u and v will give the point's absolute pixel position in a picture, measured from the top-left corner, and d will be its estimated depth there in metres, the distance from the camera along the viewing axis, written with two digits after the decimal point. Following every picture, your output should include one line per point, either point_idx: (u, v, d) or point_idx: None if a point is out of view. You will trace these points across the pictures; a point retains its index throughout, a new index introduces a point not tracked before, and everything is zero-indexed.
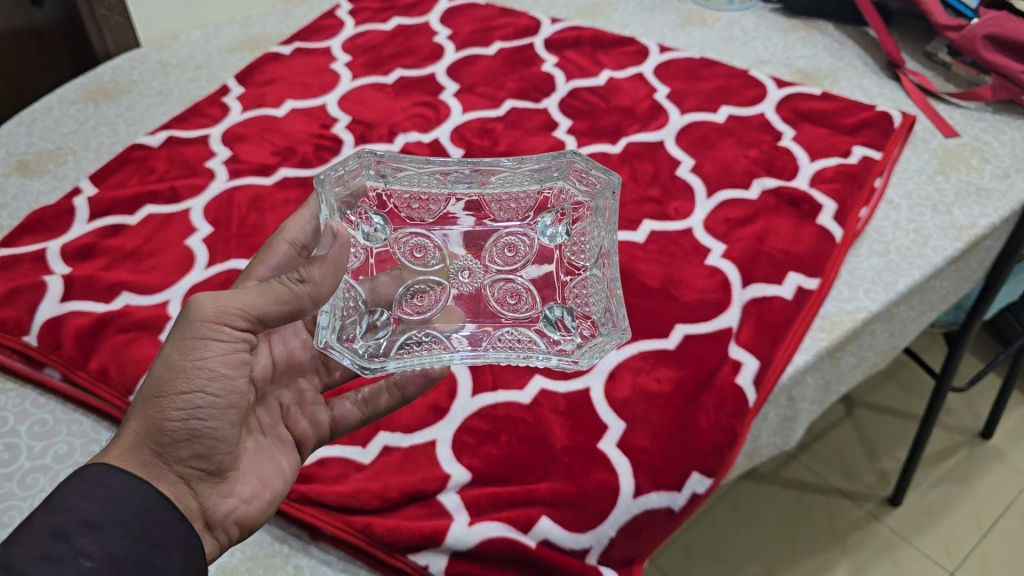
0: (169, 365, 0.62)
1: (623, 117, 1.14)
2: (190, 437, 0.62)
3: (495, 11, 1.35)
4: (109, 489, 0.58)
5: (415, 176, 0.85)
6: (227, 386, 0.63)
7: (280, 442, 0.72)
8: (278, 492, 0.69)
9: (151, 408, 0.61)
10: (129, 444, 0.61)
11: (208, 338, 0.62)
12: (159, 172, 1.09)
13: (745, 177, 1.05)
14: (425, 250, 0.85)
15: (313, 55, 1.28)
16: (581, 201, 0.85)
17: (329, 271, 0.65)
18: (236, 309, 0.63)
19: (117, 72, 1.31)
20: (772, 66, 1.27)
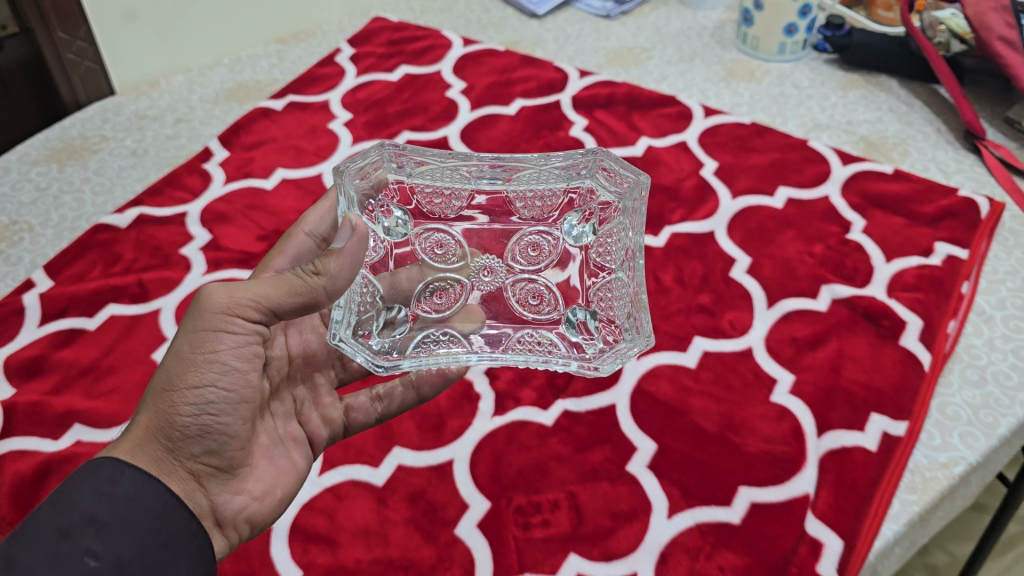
0: (180, 360, 0.60)
1: (666, 199, 0.98)
2: (202, 434, 0.61)
3: (516, 60, 1.20)
4: (117, 487, 0.57)
5: (439, 171, 0.79)
6: (239, 381, 0.62)
7: (293, 439, 0.70)
8: (288, 488, 0.68)
9: (162, 404, 0.60)
10: (140, 439, 0.60)
11: (220, 332, 0.61)
12: (126, 260, 0.93)
13: (811, 280, 0.89)
14: (447, 246, 0.80)
15: (309, 112, 1.12)
16: (610, 201, 0.78)
17: (345, 266, 0.63)
18: (249, 302, 0.61)
19: (86, 126, 1.15)
20: (832, 133, 1.11)
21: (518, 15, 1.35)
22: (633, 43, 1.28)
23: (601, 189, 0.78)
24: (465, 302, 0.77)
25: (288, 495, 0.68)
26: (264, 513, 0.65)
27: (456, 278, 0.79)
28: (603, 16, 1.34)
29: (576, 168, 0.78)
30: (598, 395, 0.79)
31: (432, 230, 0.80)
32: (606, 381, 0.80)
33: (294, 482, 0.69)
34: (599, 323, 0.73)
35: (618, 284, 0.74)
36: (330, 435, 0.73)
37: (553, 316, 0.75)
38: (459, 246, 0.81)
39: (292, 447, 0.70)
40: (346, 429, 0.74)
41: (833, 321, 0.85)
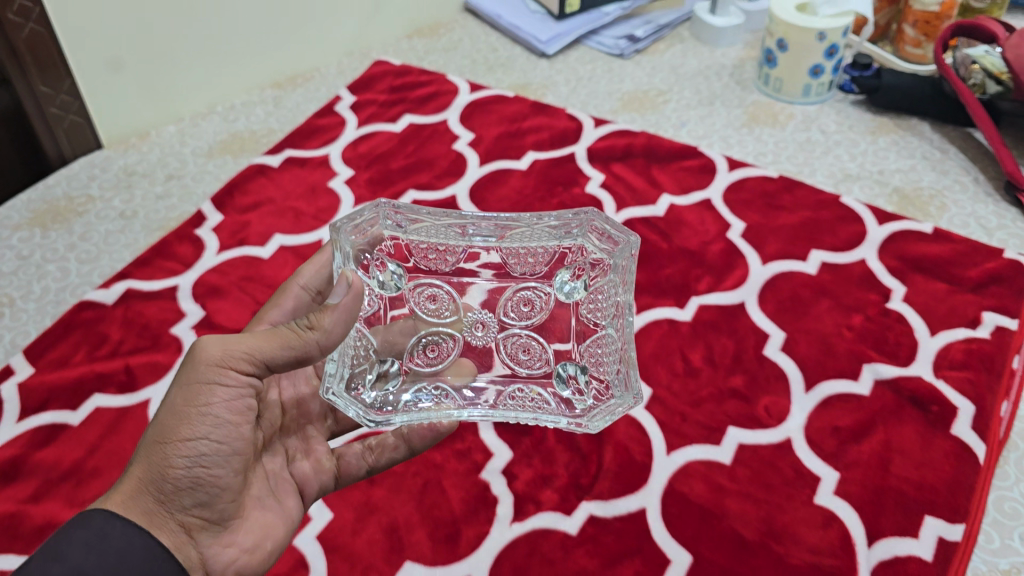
0: (174, 411, 0.57)
1: (691, 265, 0.92)
2: (194, 487, 0.57)
3: (526, 108, 1.14)
4: (109, 540, 0.53)
5: (432, 226, 0.74)
6: (234, 433, 0.59)
7: (285, 493, 0.66)
8: (280, 542, 0.64)
9: (155, 456, 0.56)
10: (129, 491, 0.56)
11: (216, 383, 0.58)
12: (112, 342, 0.86)
13: (851, 358, 0.83)
14: (440, 300, 0.76)
15: (307, 168, 1.06)
16: (601, 259, 0.73)
17: (341, 321, 0.60)
18: (245, 354, 0.58)
19: (72, 185, 1.08)
20: (863, 184, 1.05)
21: (527, 54, 1.29)
22: (648, 85, 1.22)
23: (591, 246, 0.73)
24: (458, 356, 0.74)
25: (279, 550, 0.64)
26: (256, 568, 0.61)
27: (449, 333, 0.75)
28: (615, 55, 1.28)
29: (566, 225, 0.73)
30: (625, 497, 0.73)
31: (427, 284, 0.76)
32: (633, 480, 0.74)
33: (285, 537, 0.65)
34: (589, 380, 0.70)
35: (607, 341, 0.70)
36: (320, 490, 0.69)
37: (544, 370, 0.73)
38: (452, 299, 0.77)
39: (283, 501, 0.66)
40: (336, 484, 0.70)
41: (877, 407, 0.79)
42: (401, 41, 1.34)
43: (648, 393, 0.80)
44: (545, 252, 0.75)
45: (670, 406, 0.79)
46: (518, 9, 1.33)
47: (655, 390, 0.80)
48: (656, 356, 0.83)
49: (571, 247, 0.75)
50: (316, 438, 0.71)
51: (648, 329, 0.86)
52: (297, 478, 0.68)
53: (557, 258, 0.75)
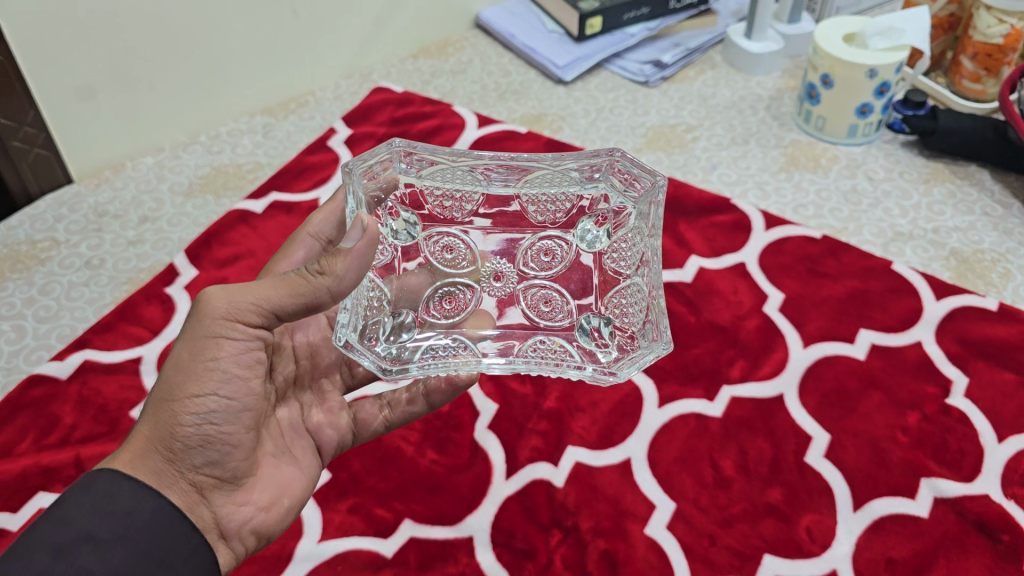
0: (180, 369, 0.58)
1: (722, 344, 0.81)
2: (204, 443, 0.58)
3: (540, 147, 1.03)
4: (116, 502, 0.54)
5: (452, 170, 0.71)
6: (243, 388, 0.59)
7: (301, 447, 0.66)
8: (298, 496, 0.64)
9: (163, 415, 0.57)
10: (140, 449, 0.57)
11: (221, 340, 0.58)
12: (64, 425, 0.76)
13: (906, 470, 0.71)
14: (458, 252, 0.72)
15: (294, 215, 0.96)
16: (626, 207, 0.70)
17: (353, 267, 0.58)
18: (250, 308, 0.58)
19: (35, 226, 0.98)
20: (917, 244, 0.93)
21: (542, 79, 1.17)
22: (675, 118, 1.11)
23: (615, 193, 0.70)
24: (476, 307, 0.70)
25: (297, 503, 0.64)
26: (271, 523, 0.62)
27: (466, 285, 0.71)
28: (640, 82, 1.16)
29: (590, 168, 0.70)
30: None
31: (444, 233, 0.72)
32: None
33: (303, 491, 0.65)
34: (613, 330, 0.65)
35: (632, 289, 0.66)
36: (338, 443, 0.69)
37: (567, 322, 0.68)
38: (469, 249, 0.73)
39: (300, 456, 0.66)
40: (355, 439, 0.70)
41: (937, 535, 0.68)
42: (405, 61, 1.22)
43: (671, 508, 0.69)
44: (568, 201, 0.72)
45: (697, 526, 0.68)
46: (534, 27, 1.21)
47: (680, 504, 0.70)
48: (681, 461, 0.72)
49: (595, 196, 0.71)
50: (333, 393, 0.71)
51: (672, 424, 0.75)
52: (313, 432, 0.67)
53: (580, 207, 0.72)
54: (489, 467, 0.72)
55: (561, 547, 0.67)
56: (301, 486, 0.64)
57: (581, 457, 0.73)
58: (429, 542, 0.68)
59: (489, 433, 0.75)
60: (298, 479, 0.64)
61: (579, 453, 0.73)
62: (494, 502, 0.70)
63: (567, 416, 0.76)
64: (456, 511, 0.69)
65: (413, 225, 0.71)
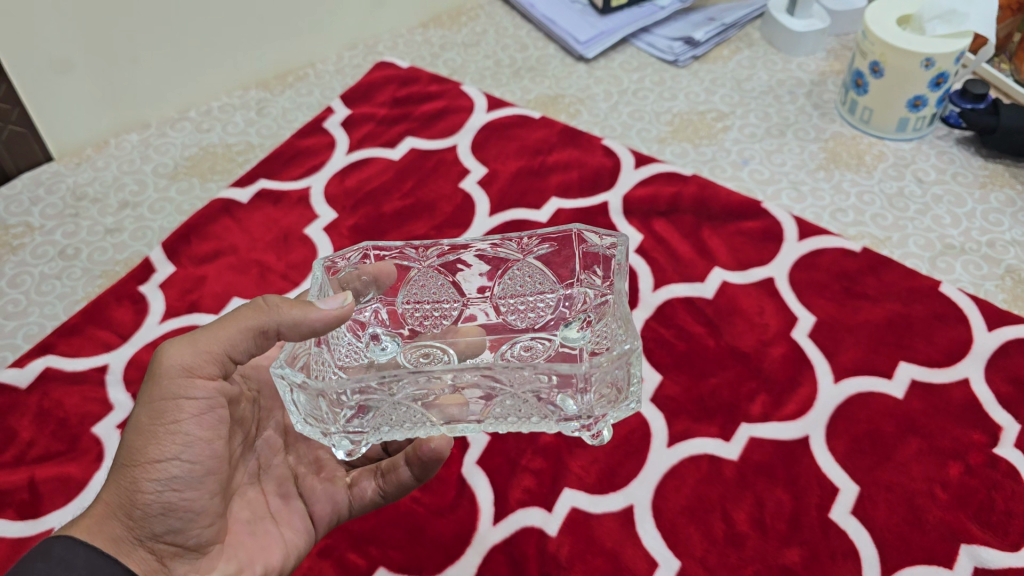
0: (138, 431, 0.51)
1: (743, 375, 0.73)
2: (164, 511, 0.51)
3: (553, 135, 0.95)
4: (71, 572, 0.47)
5: (423, 278, 0.63)
6: (207, 451, 0.52)
7: (286, 512, 0.58)
8: (277, 565, 0.56)
9: (122, 481, 0.51)
10: (97, 516, 0.50)
11: (180, 397, 0.51)
12: (20, 442, 0.71)
13: (944, 534, 0.63)
14: (435, 357, 0.62)
15: (283, 207, 0.89)
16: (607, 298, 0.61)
17: (317, 327, 0.52)
18: (208, 359, 0.52)
19: (9, 208, 0.91)
20: (969, 258, 0.83)
21: (562, 56, 1.07)
22: (705, 104, 1.01)
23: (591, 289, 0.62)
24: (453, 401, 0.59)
25: (276, 573, 0.56)
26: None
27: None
28: (669, 62, 1.06)
29: (555, 261, 0.62)
30: None
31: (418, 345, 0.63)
32: None
33: (286, 560, 0.57)
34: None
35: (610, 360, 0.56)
36: (332, 512, 0.60)
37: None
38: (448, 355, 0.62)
39: (283, 523, 0.58)
40: (351, 509, 0.60)
41: None
42: (414, 31, 1.12)
43: (675, 567, 0.62)
44: (548, 302, 0.63)
45: None
46: None
47: (685, 563, 0.63)
48: (689, 511, 0.65)
49: (575, 293, 0.63)
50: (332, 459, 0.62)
51: (681, 467, 0.67)
52: (303, 497, 0.59)
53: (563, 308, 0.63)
54: (475, 509, 0.66)
55: None
56: (282, 555, 0.56)
57: (578, 502, 0.66)
58: None
59: (478, 470, 0.68)
60: (279, 546, 0.56)
61: (576, 497, 0.66)
62: (478, 552, 0.63)
63: (564, 453, 0.68)
64: (436, 561, 0.63)
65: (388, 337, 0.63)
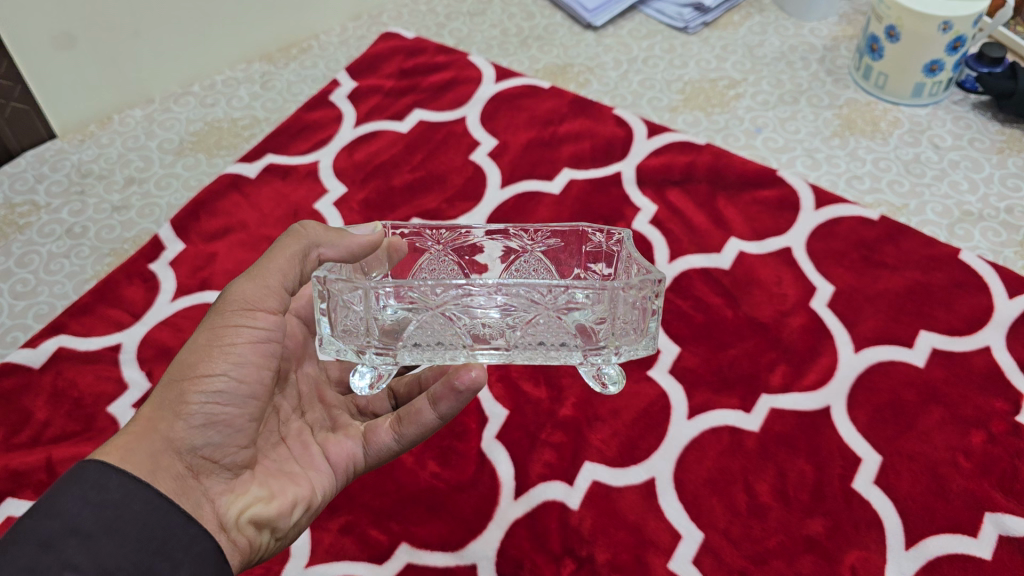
0: (194, 349, 0.51)
1: (763, 346, 0.72)
2: (207, 424, 0.50)
3: (564, 105, 0.93)
4: (106, 495, 0.45)
5: (436, 263, 0.62)
6: (256, 376, 0.52)
7: (312, 453, 0.58)
8: (305, 497, 0.55)
9: (168, 396, 0.50)
10: (138, 428, 0.49)
11: (241, 324, 0.51)
12: (37, 423, 0.71)
13: (967, 503, 0.63)
14: None
15: (291, 182, 0.88)
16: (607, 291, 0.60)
17: (354, 251, 0.55)
18: (270, 291, 0.52)
19: (14, 186, 0.89)
20: (986, 224, 0.82)
21: (570, 23, 1.05)
22: (717, 71, 0.99)
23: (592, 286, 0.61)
24: None
25: (303, 505, 0.55)
26: (273, 519, 0.53)
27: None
28: (679, 29, 1.04)
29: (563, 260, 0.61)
30: None
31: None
32: None
33: (313, 495, 0.56)
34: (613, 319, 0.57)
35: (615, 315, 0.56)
36: (351, 458, 0.59)
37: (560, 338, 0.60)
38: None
39: (308, 464, 0.57)
40: (367, 458, 0.59)
41: None
42: None
43: (699, 539, 0.62)
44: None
45: (727, 560, 0.61)
46: None
47: (708, 535, 0.62)
48: (711, 483, 0.65)
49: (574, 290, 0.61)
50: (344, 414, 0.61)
51: (702, 439, 0.67)
52: (324, 442, 0.58)
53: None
54: (496, 485, 0.65)
55: None
56: (307, 489, 0.56)
57: (599, 476, 0.65)
58: (427, 569, 0.62)
59: (496, 450, 0.67)
60: (304, 480, 0.56)
61: (597, 470, 0.66)
62: (501, 526, 0.63)
63: (585, 427, 0.68)
64: (458, 537, 0.63)
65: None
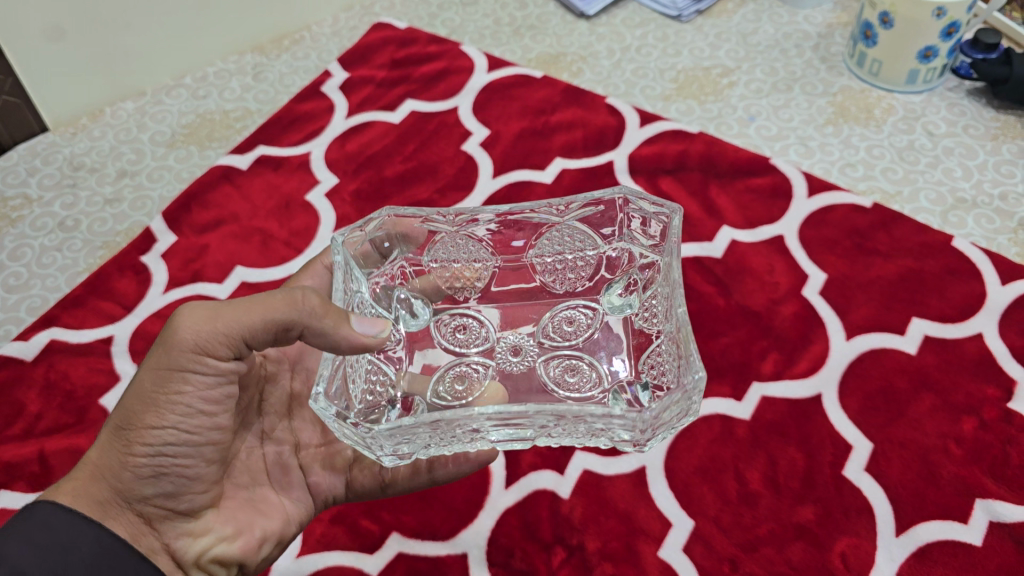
0: (140, 395, 0.51)
1: (755, 334, 0.72)
2: (155, 473, 0.51)
3: (556, 94, 0.93)
4: (51, 537, 0.47)
5: (455, 242, 0.62)
6: (206, 421, 0.52)
7: (288, 481, 0.58)
8: (274, 532, 0.56)
9: (116, 443, 0.51)
10: (85, 475, 0.50)
11: (185, 369, 0.50)
12: (29, 416, 0.71)
13: (958, 490, 0.63)
14: (471, 330, 0.63)
15: (283, 174, 0.87)
16: (653, 259, 0.60)
17: (343, 346, 0.51)
18: (223, 340, 0.51)
19: (6, 180, 0.89)
20: (979, 211, 0.82)
21: (562, 12, 1.04)
22: (710, 59, 0.98)
23: (636, 249, 0.61)
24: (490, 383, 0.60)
25: (274, 539, 0.56)
26: (239, 557, 0.54)
27: (482, 361, 0.62)
28: (672, 17, 1.03)
29: (601, 224, 0.61)
30: None
31: (456, 314, 0.63)
32: None
33: (284, 528, 0.56)
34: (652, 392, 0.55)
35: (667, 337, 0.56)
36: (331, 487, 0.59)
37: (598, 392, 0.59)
38: (485, 329, 0.63)
39: (283, 491, 0.58)
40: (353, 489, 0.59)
41: (992, 568, 0.60)
42: None
43: (689, 527, 0.62)
44: (588, 263, 0.63)
45: (717, 548, 0.61)
46: None
47: (699, 523, 0.62)
48: (702, 471, 0.65)
49: (615, 252, 0.62)
50: None
51: (693, 428, 0.67)
52: (305, 468, 0.59)
53: (603, 269, 0.63)
54: (486, 474, 0.65)
55: (565, 568, 0.61)
56: (279, 521, 0.56)
57: (590, 464, 0.65)
58: (418, 559, 0.62)
59: None
60: (276, 512, 0.56)
61: (588, 459, 0.66)
62: (491, 516, 0.63)
63: None
64: (449, 526, 0.63)
65: (423, 301, 0.63)
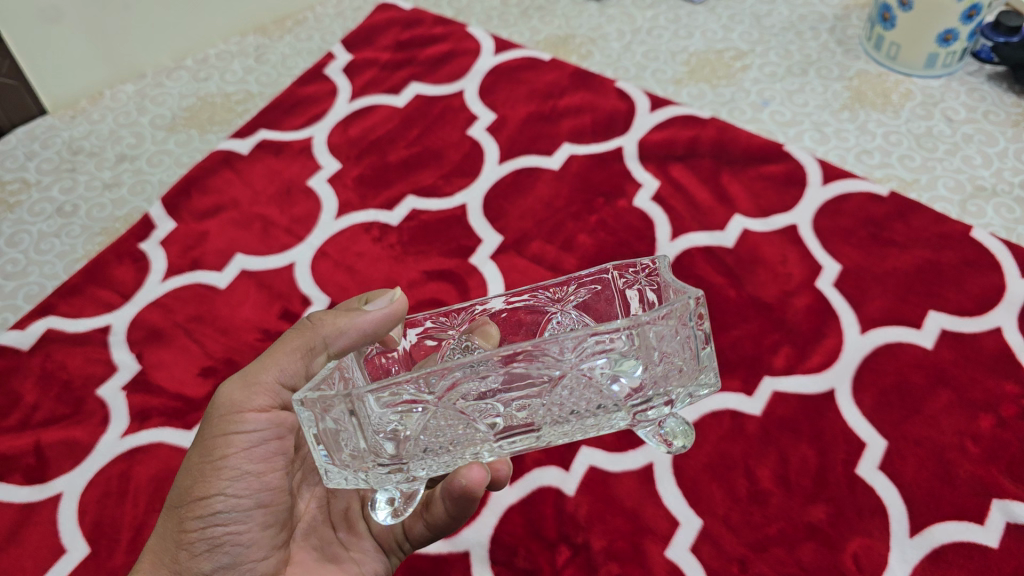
0: (190, 471, 0.50)
1: (767, 328, 0.70)
2: (211, 548, 0.50)
3: (564, 78, 0.90)
4: None
5: None
6: (256, 484, 0.50)
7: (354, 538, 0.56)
8: None
9: (172, 523, 0.50)
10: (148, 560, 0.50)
11: (232, 431, 0.50)
12: (25, 407, 0.70)
13: (974, 489, 0.61)
14: None
15: (284, 159, 0.86)
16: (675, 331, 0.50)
17: (368, 332, 0.49)
18: (257, 389, 0.51)
19: (4, 164, 0.87)
20: (998, 199, 0.80)
21: None
22: (723, 42, 0.96)
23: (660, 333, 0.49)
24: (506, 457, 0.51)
25: None
26: None
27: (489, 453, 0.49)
28: None
29: (599, 309, 0.52)
30: None
31: None
32: None
33: None
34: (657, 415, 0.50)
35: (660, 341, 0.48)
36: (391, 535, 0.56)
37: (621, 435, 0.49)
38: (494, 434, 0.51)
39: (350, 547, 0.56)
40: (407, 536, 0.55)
41: (1008, 570, 0.58)
42: None
43: (697, 526, 0.61)
44: None
45: (726, 548, 0.60)
46: None
47: (707, 522, 0.61)
48: (711, 469, 0.63)
49: None
50: None
51: (703, 423, 0.65)
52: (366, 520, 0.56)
53: None
54: None
55: (570, 568, 0.59)
56: None
57: (596, 461, 0.64)
58: (421, 558, 0.61)
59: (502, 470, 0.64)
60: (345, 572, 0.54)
61: (593, 455, 0.64)
62: (495, 513, 0.62)
63: None
64: None
65: None
